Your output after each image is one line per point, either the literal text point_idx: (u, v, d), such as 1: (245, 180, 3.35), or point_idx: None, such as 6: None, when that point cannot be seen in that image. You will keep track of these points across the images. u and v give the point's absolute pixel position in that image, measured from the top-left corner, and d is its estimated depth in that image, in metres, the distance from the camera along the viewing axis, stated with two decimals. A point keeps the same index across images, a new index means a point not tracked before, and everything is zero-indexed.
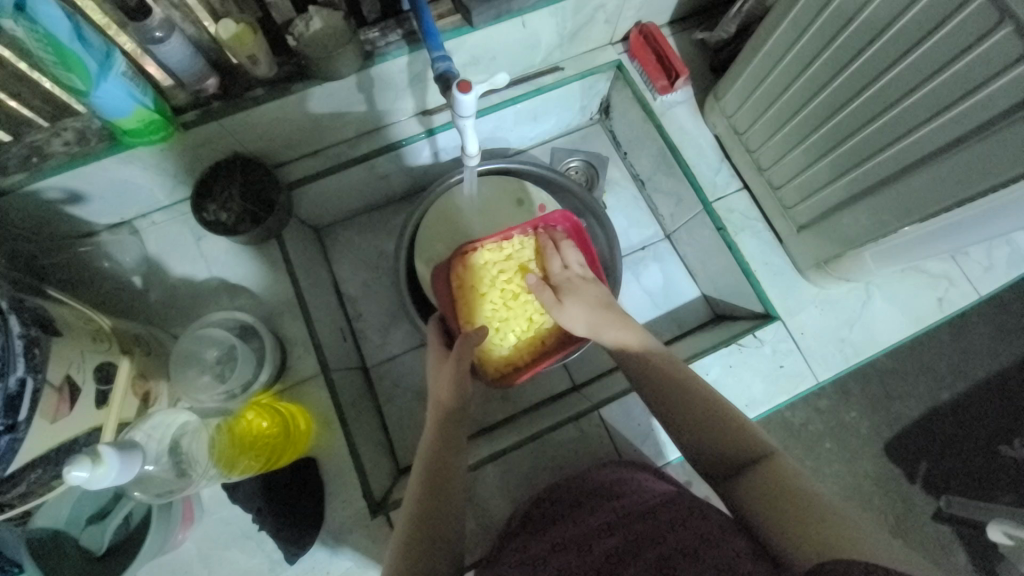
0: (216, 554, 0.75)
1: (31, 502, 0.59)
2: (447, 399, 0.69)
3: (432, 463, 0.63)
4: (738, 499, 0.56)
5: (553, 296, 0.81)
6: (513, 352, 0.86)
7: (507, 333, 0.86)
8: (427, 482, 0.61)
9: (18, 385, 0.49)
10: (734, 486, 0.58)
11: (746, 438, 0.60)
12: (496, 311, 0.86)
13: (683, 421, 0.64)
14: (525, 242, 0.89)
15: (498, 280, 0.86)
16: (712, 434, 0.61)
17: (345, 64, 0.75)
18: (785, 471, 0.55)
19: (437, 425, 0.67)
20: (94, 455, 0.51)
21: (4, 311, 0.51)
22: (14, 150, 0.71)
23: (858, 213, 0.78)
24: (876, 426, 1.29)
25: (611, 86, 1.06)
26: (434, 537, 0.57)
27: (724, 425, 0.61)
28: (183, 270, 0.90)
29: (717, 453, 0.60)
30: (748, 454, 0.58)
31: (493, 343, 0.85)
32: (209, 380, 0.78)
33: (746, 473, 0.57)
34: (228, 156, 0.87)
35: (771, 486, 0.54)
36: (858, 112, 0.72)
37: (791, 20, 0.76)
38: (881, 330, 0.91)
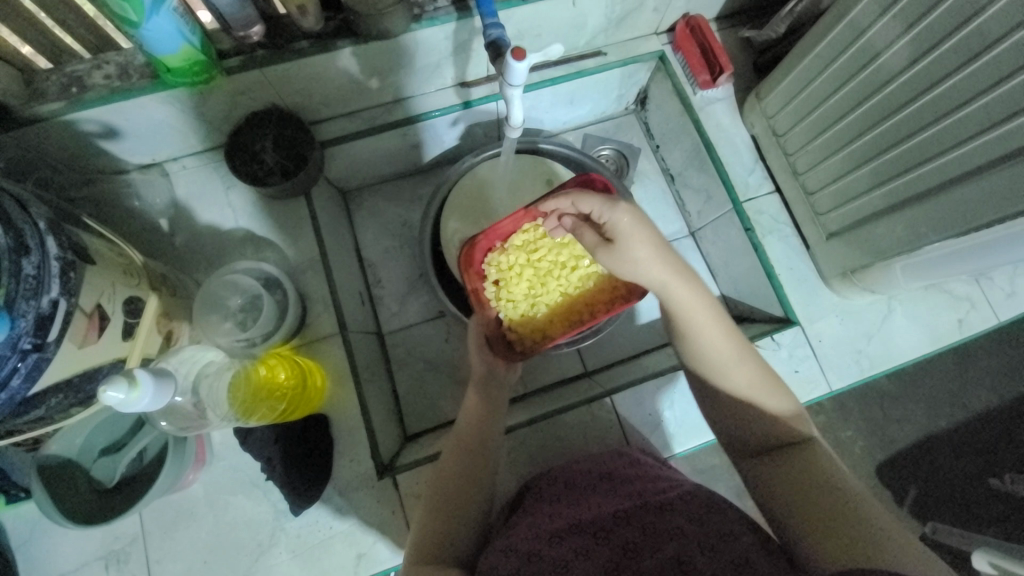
0: (222, 500, 0.76)
1: (42, 429, 0.58)
2: (482, 375, 0.76)
3: (469, 432, 0.69)
4: (763, 484, 0.58)
5: (596, 241, 0.63)
6: (547, 326, 0.85)
7: (539, 310, 0.85)
8: (461, 447, 0.67)
9: (49, 306, 0.50)
10: (761, 472, 0.59)
11: (786, 425, 0.60)
12: (531, 282, 0.85)
13: (739, 403, 0.61)
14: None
15: (531, 260, 0.85)
16: (760, 422, 0.60)
17: (392, 24, 0.75)
18: (819, 460, 0.57)
19: (477, 399, 0.73)
20: (131, 378, 0.52)
21: (42, 232, 0.51)
22: (55, 79, 0.72)
23: (892, 224, 0.76)
24: (870, 446, 1.29)
25: (651, 77, 1.06)
26: (454, 511, 0.62)
27: (773, 416, 0.60)
28: (210, 216, 0.89)
29: (751, 434, 0.61)
30: (784, 441, 0.59)
31: (518, 315, 0.84)
32: (231, 326, 0.78)
33: (776, 454, 0.59)
34: (265, 107, 0.86)
35: (796, 474, 0.57)
36: (905, 122, 0.71)
37: (846, 24, 0.74)
38: (898, 345, 0.90)
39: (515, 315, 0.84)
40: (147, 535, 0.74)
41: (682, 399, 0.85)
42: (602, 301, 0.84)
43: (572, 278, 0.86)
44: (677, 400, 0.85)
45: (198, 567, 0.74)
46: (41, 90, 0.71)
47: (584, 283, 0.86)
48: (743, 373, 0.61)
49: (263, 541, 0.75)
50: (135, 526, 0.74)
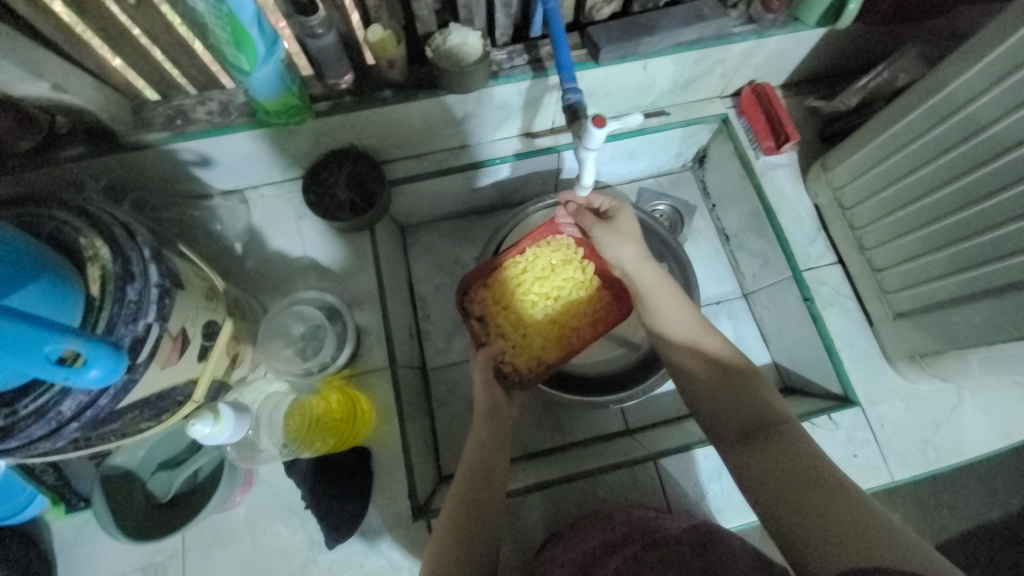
0: (261, 524, 0.77)
1: (111, 443, 0.61)
2: (488, 404, 0.75)
3: (476, 462, 0.68)
4: (744, 469, 0.57)
5: (593, 220, 0.81)
6: (542, 354, 0.86)
7: (530, 343, 0.86)
8: (470, 477, 0.67)
9: (144, 330, 0.53)
10: (740, 454, 0.59)
11: (760, 406, 0.61)
12: (518, 314, 0.88)
13: (709, 378, 0.66)
14: (540, 249, 0.89)
15: (518, 293, 0.88)
16: (731, 398, 0.63)
17: (472, 80, 0.79)
18: (799, 440, 0.56)
19: (484, 427, 0.73)
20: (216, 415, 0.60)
21: (146, 260, 0.54)
22: (162, 110, 0.79)
23: (970, 313, 0.73)
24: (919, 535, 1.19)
25: (712, 138, 1.07)
26: (463, 543, 0.61)
27: (743, 391, 0.63)
28: (280, 243, 0.94)
29: (730, 415, 0.63)
30: (760, 420, 0.60)
31: (512, 350, 0.86)
32: (292, 353, 0.82)
33: (756, 434, 0.59)
34: (343, 146, 0.91)
35: (778, 456, 0.56)
36: (988, 213, 0.68)
37: (927, 108, 0.73)
38: (969, 439, 0.84)
39: (510, 348, 0.86)
40: (186, 551, 0.76)
41: (729, 472, 0.82)
42: (589, 327, 0.88)
43: (556, 306, 0.88)
44: (724, 472, 0.82)
45: None
46: (149, 119, 0.78)
47: (569, 310, 0.88)
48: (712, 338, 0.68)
49: (296, 571, 0.75)
50: (176, 540, 0.76)
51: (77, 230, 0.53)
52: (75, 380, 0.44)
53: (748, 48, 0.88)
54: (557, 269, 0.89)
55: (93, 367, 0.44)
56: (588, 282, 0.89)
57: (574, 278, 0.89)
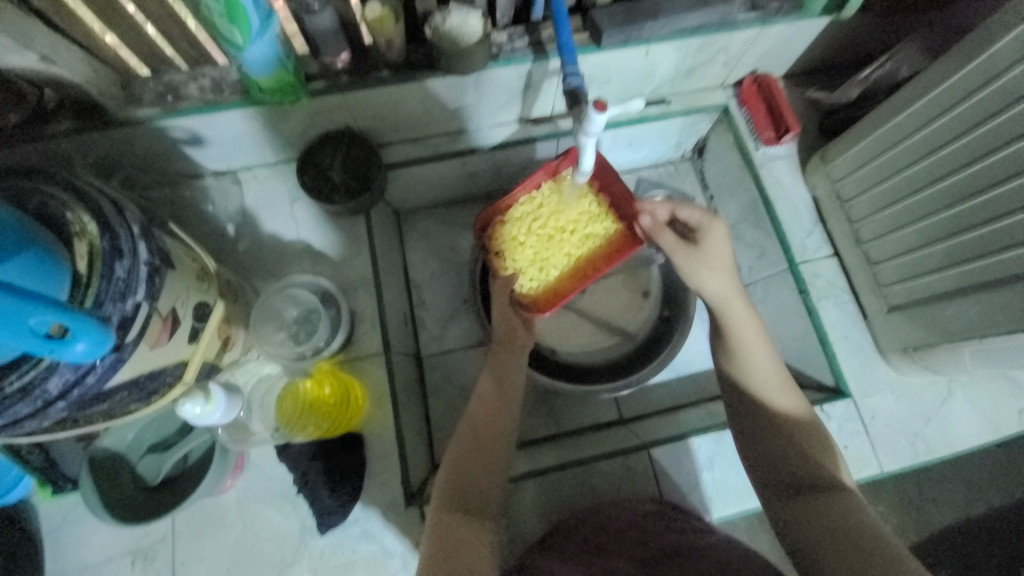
0: (252, 508, 0.76)
1: (98, 424, 0.60)
2: (508, 336, 0.80)
3: (488, 395, 0.72)
4: (798, 529, 0.57)
5: (673, 240, 0.72)
6: (559, 286, 0.90)
7: (548, 273, 0.90)
8: (482, 410, 0.71)
9: (133, 309, 0.51)
10: (794, 511, 0.58)
11: (821, 468, 0.60)
12: (536, 249, 0.90)
13: (772, 434, 0.64)
14: (556, 184, 0.89)
15: (533, 228, 0.90)
16: (790, 456, 0.62)
17: (472, 62, 0.77)
18: (858, 508, 0.56)
19: (498, 363, 0.77)
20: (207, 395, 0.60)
21: (135, 238, 0.53)
22: (152, 85, 0.76)
23: (964, 306, 0.73)
24: (901, 525, 1.21)
25: (712, 128, 1.06)
26: (472, 467, 0.65)
27: (804, 451, 0.62)
28: (273, 226, 0.92)
29: (789, 471, 0.62)
30: (819, 481, 0.59)
31: (530, 278, 0.90)
32: (284, 338, 0.81)
33: (812, 494, 0.59)
34: (338, 128, 0.89)
35: (835, 518, 0.55)
36: (986, 206, 0.68)
37: (930, 100, 0.73)
38: (957, 432, 0.86)
39: (529, 281, 0.90)
40: (176, 535, 0.75)
41: (722, 462, 0.83)
42: (606, 253, 0.89)
43: (573, 239, 0.89)
44: (717, 462, 0.82)
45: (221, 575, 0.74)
46: (138, 95, 0.76)
47: (587, 243, 0.90)
48: (791, 399, 0.66)
49: (287, 556, 0.75)
50: (166, 525, 0.75)
51: (64, 204, 0.52)
52: (60, 355, 0.43)
53: (752, 36, 0.86)
54: (573, 202, 0.90)
55: (78, 342, 0.43)
56: (602, 215, 0.90)
57: (588, 211, 0.90)
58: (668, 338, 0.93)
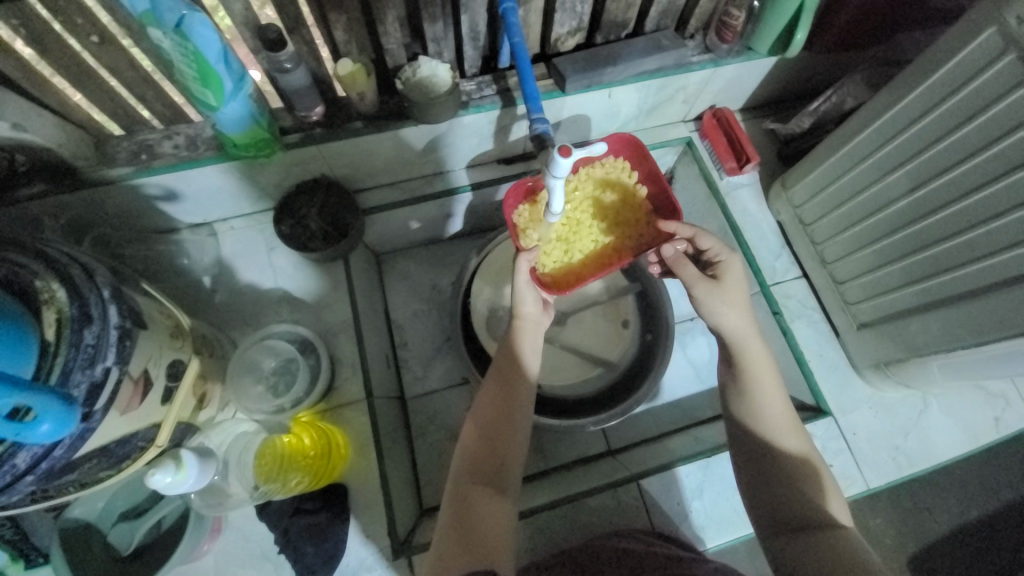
0: (231, 572, 0.73)
1: (65, 496, 0.57)
2: (506, 381, 0.69)
3: (478, 454, 0.65)
4: (796, 564, 0.54)
5: (696, 273, 0.70)
6: (582, 270, 0.88)
7: (573, 255, 0.88)
8: (474, 472, 0.64)
9: (103, 374, 0.51)
10: (791, 546, 0.56)
11: (819, 505, 0.58)
12: (564, 231, 0.87)
13: (771, 470, 0.62)
14: (592, 169, 0.88)
15: (564, 208, 0.87)
16: (787, 492, 0.60)
17: (442, 111, 0.80)
18: (859, 550, 0.53)
19: (490, 411, 0.68)
20: (177, 460, 0.58)
21: (105, 301, 0.53)
22: (126, 145, 0.77)
23: (927, 322, 0.76)
24: (898, 539, 1.21)
25: (678, 160, 1.11)
26: (471, 535, 0.57)
27: (801, 487, 0.60)
28: (251, 276, 0.92)
29: (786, 506, 0.59)
30: (816, 519, 0.57)
31: (554, 259, 0.87)
32: (262, 390, 0.81)
33: (808, 531, 0.56)
34: (314, 177, 0.90)
35: (833, 552, 0.53)
36: (937, 226, 0.72)
37: (874, 129, 0.78)
38: (937, 443, 0.87)
39: (552, 261, 0.87)
40: None
41: (711, 489, 0.82)
42: (635, 243, 0.87)
43: (602, 225, 0.88)
44: (706, 489, 0.82)
45: None
46: (112, 155, 0.77)
47: (615, 231, 0.88)
48: (797, 441, 0.63)
49: None
50: None
51: (34, 273, 0.51)
52: (25, 436, 0.42)
53: (707, 75, 0.92)
54: (606, 190, 0.89)
55: (43, 423, 0.42)
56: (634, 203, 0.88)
57: (619, 200, 0.88)
58: (650, 367, 0.94)
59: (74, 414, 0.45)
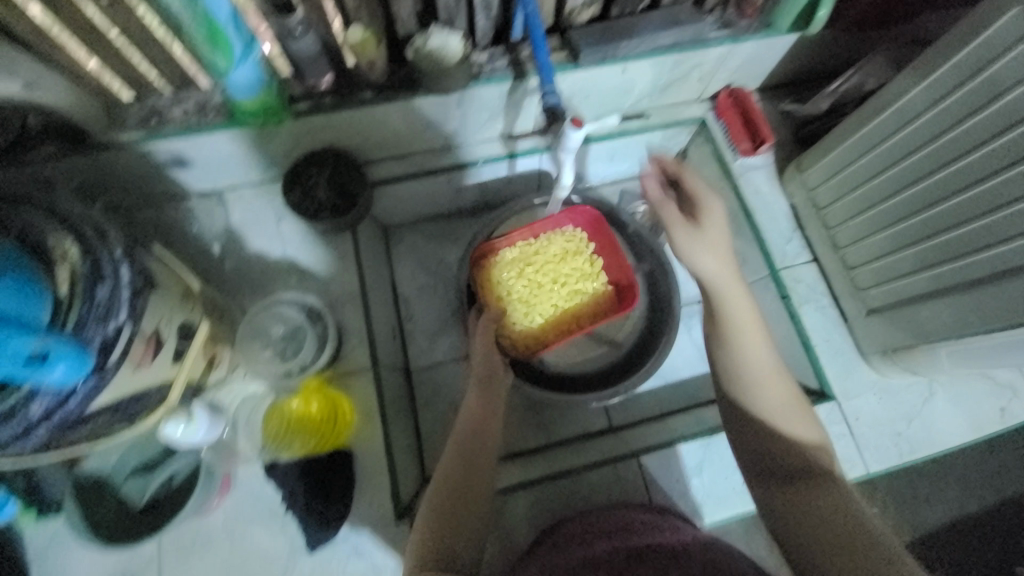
0: (239, 530, 0.76)
1: (78, 450, 0.59)
2: (485, 371, 0.77)
3: (467, 434, 0.70)
4: (786, 516, 0.56)
5: (677, 214, 0.74)
6: (541, 335, 0.94)
7: (532, 320, 0.94)
8: (461, 448, 0.69)
9: (115, 332, 0.51)
10: (782, 496, 0.58)
11: (807, 453, 0.60)
12: (525, 294, 0.94)
13: (759, 420, 0.64)
14: (552, 236, 0.95)
15: (524, 271, 0.94)
16: (775, 442, 0.62)
17: (452, 82, 0.79)
18: (847, 495, 0.55)
19: (475, 398, 0.75)
20: (194, 409, 0.64)
21: (118, 260, 0.53)
22: (136, 110, 0.78)
23: (939, 308, 0.75)
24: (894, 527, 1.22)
25: (690, 140, 1.09)
26: (461, 511, 0.64)
27: (788, 435, 0.62)
28: (260, 245, 0.93)
29: (777, 456, 0.61)
30: (805, 466, 0.59)
31: (515, 321, 0.94)
32: (270, 356, 0.82)
33: (800, 481, 0.58)
34: (324, 147, 0.90)
35: (821, 501, 0.55)
36: (955, 211, 0.71)
37: (895, 110, 0.75)
38: (940, 430, 0.87)
39: (513, 323, 0.94)
40: (162, 559, 0.74)
41: (711, 466, 0.83)
42: (589, 316, 0.95)
43: (562, 292, 0.95)
44: (707, 467, 0.83)
45: None
46: (123, 120, 0.77)
47: (575, 298, 0.95)
48: (804, 427, 0.63)
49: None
50: (153, 548, 0.74)
51: (46, 229, 0.53)
52: (40, 378, 0.46)
53: (724, 52, 0.90)
54: (567, 256, 0.95)
55: (57, 365, 0.46)
56: (594, 275, 0.96)
57: (579, 269, 0.95)
58: (655, 346, 0.94)
59: (89, 360, 0.49)
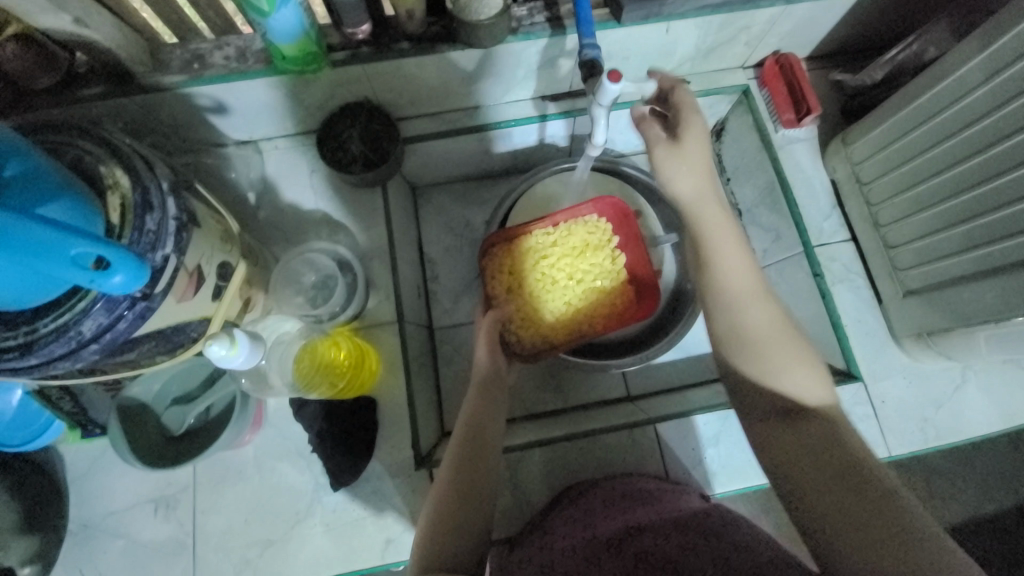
0: (268, 464, 0.80)
1: (121, 374, 0.62)
2: (485, 374, 0.75)
3: (469, 431, 0.68)
4: (785, 463, 0.54)
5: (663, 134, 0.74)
6: (550, 333, 0.89)
7: (543, 316, 0.89)
8: (464, 443, 0.67)
9: (162, 261, 0.54)
10: (780, 436, 0.56)
11: (801, 389, 0.59)
12: (538, 288, 0.89)
13: (750, 356, 0.62)
14: (574, 225, 0.91)
15: (539, 264, 0.89)
16: (770, 379, 0.60)
17: (491, 35, 0.77)
18: (837, 433, 0.55)
19: (475, 396, 0.73)
20: (231, 339, 0.61)
21: (165, 193, 0.55)
22: (178, 53, 0.78)
23: (981, 290, 0.72)
24: None
25: (731, 110, 1.05)
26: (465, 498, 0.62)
27: (780, 369, 0.60)
28: (293, 196, 0.94)
29: (771, 393, 0.60)
30: (799, 401, 0.58)
31: (524, 316, 0.88)
32: (302, 301, 0.85)
33: (794, 417, 0.57)
34: (357, 100, 0.90)
35: (819, 442, 0.54)
36: (1008, 187, 0.67)
37: (957, 79, 0.71)
38: (968, 419, 0.85)
39: (521, 318, 0.88)
40: (196, 486, 0.79)
41: (727, 439, 0.83)
42: (603, 317, 0.90)
43: (577, 288, 0.90)
44: (723, 439, 0.83)
45: (239, 525, 0.77)
46: (165, 62, 0.78)
47: (590, 296, 0.90)
48: (814, 387, 0.59)
49: (301, 510, 0.78)
50: (188, 475, 0.79)
51: (98, 159, 0.54)
52: (99, 285, 0.46)
53: (776, 14, 0.85)
54: (587, 251, 0.90)
55: (117, 273, 0.46)
56: (612, 272, 0.91)
57: (599, 265, 0.91)
58: (678, 319, 0.93)
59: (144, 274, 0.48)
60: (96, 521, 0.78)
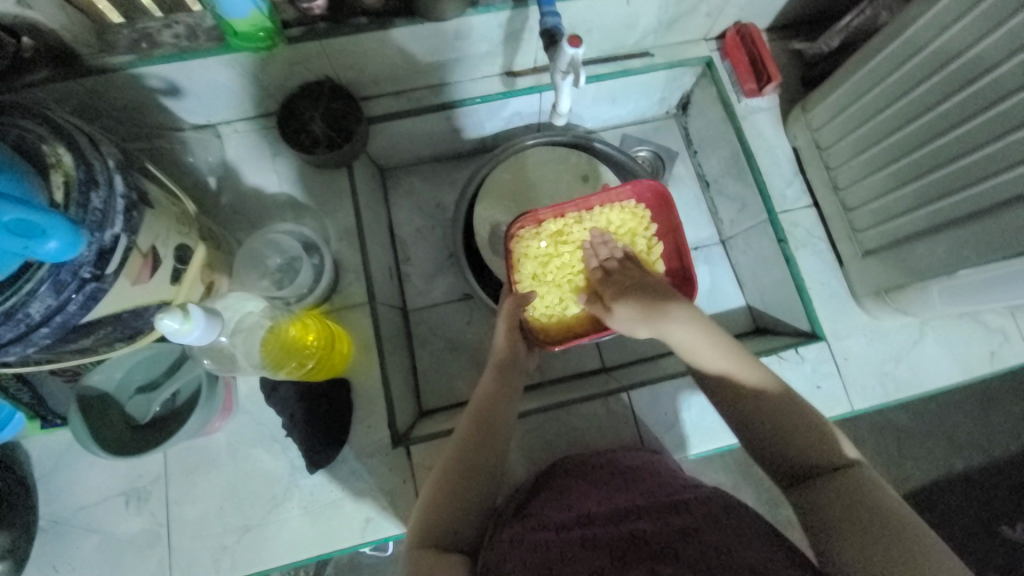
0: (242, 451, 0.79)
1: (77, 360, 0.61)
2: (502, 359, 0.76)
3: (481, 415, 0.69)
4: (808, 498, 0.53)
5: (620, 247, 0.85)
6: (573, 324, 0.89)
7: (569, 306, 0.88)
8: (474, 428, 0.67)
9: (111, 241, 0.52)
10: (804, 481, 0.54)
11: (827, 442, 0.56)
12: (566, 277, 0.90)
13: (771, 428, 0.58)
14: (609, 210, 0.91)
15: (571, 251, 0.89)
16: (796, 441, 0.56)
17: (450, 8, 0.76)
18: (866, 488, 0.51)
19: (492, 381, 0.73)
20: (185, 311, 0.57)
21: (111, 170, 0.54)
22: (125, 33, 0.75)
23: (934, 244, 0.75)
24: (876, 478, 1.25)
25: (696, 82, 1.06)
26: (466, 486, 0.62)
27: (804, 430, 0.56)
28: (255, 180, 0.92)
29: (799, 455, 0.56)
30: (826, 460, 0.55)
31: (550, 304, 0.88)
32: (267, 285, 0.83)
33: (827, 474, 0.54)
34: (318, 79, 0.88)
35: (849, 489, 0.51)
36: (958, 141, 0.69)
37: (904, 40, 0.73)
38: (926, 372, 0.88)
39: (546, 308, 0.88)
40: (168, 476, 0.78)
41: (699, 402, 0.85)
42: None
43: None
44: (695, 403, 0.85)
45: (215, 512, 0.77)
46: (112, 42, 0.75)
47: None
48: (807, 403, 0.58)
49: (277, 494, 0.77)
50: (159, 465, 0.78)
51: (40, 138, 0.52)
52: (33, 252, 0.44)
53: None
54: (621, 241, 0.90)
55: (52, 238, 0.44)
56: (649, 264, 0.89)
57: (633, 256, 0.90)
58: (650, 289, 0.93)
59: (82, 239, 0.47)
60: (66, 517, 0.76)
